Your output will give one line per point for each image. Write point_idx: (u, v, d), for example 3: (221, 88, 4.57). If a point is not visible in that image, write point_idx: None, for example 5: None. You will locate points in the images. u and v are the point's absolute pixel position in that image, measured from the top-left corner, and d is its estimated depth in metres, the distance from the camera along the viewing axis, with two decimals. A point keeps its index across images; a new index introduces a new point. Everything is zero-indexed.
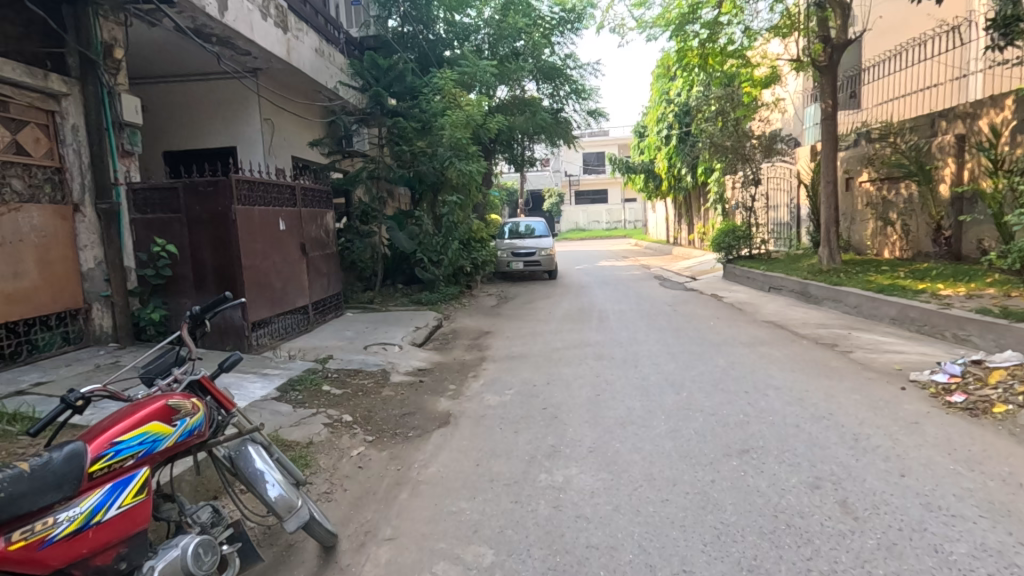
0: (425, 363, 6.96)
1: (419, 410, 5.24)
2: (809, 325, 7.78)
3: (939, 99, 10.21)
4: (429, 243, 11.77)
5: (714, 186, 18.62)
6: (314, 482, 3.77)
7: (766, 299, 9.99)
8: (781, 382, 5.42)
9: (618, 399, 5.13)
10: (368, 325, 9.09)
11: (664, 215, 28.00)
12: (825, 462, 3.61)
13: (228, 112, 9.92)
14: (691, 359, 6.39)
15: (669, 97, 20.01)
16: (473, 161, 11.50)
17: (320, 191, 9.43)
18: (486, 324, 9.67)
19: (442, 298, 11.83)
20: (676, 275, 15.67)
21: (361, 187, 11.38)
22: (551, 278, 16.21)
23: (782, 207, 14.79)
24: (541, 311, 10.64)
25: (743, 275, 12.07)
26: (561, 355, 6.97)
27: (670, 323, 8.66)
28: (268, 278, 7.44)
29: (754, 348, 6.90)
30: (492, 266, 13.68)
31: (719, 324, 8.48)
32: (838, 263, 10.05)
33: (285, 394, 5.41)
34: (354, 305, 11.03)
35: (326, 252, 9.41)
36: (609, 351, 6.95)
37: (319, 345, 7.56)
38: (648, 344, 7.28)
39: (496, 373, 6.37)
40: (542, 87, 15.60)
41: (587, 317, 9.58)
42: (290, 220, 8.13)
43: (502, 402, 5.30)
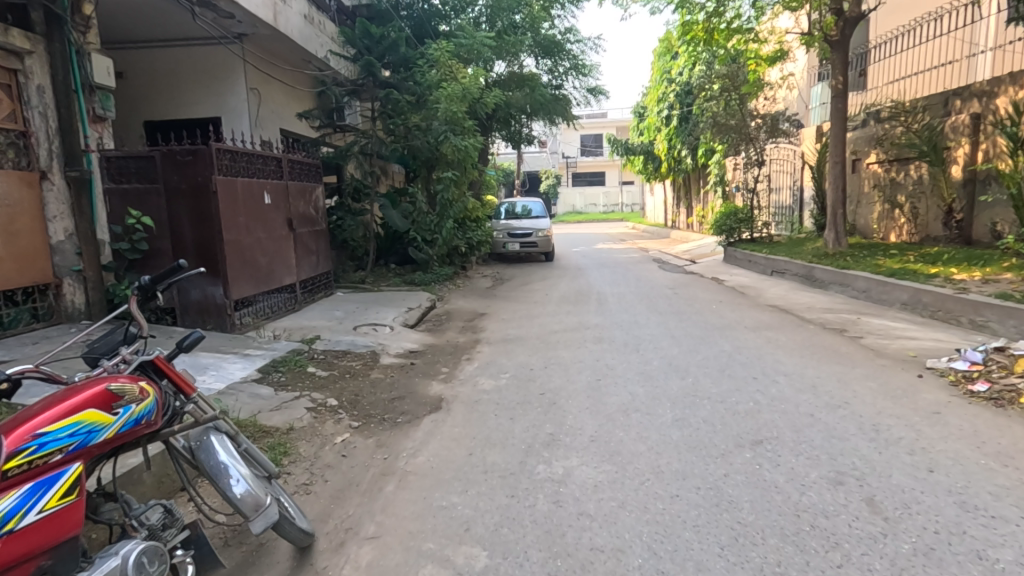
0: (416, 345, 6.65)
1: (409, 394, 4.95)
2: (815, 310, 7.52)
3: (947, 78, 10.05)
4: (423, 222, 11.39)
5: (715, 168, 18.25)
6: (293, 472, 3.48)
7: (769, 283, 9.71)
8: (791, 368, 5.15)
9: (620, 384, 4.85)
10: (358, 305, 8.76)
11: (663, 198, 27.63)
12: (845, 455, 3.35)
13: (212, 80, 9.45)
14: (695, 343, 6.12)
15: (671, 76, 19.50)
16: (469, 136, 11.08)
17: (309, 165, 9.02)
18: (481, 305, 9.34)
19: (436, 278, 11.49)
20: (675, 258, 15.39)
21: (352, 163, 10.95)
22: (548, 260, 15.89)
23: (785, 189, 14.45)
24: (537, 293, 10.34)
25: (744, 258, 11.78)
26: (559, 338, 6.69)
27: (671, 306, 8.38)
28: (253, 254, 7.10)
29: (760, 332, 6.63)
30: (488, 246, 13.31)
31: (721, 308, 8.20)
32: (844, 247, 9.75)
33: (267, 376, 5.10)
34: (344, 284, 10.68)
35: (315, 229, 9.01)
36: (609, 334, 6.66)
37: (306, 325, 7.24)
38: (649, 327, 7.01)
39: (491, 356, 6.07)
40: (541, 62, 15.09)
41: (585, 299, 9.29)
42: (278, 194, 7.80)
43: (497, 387, 5.01)
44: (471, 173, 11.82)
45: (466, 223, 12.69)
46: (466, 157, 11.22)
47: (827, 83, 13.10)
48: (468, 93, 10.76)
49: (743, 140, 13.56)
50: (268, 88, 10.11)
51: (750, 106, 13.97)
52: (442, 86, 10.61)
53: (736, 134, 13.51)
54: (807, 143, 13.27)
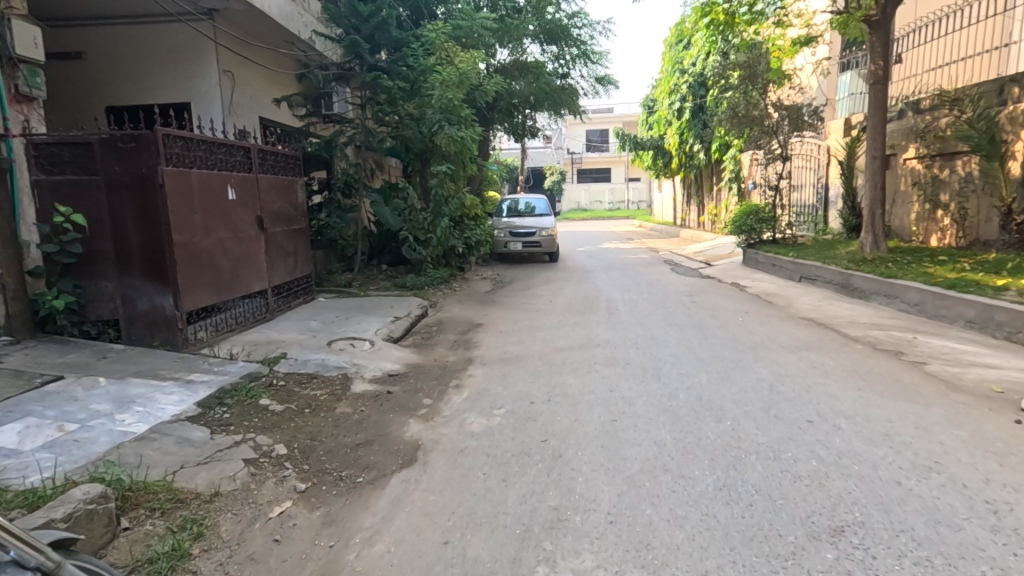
0: (398, 366, 5.70)
1: (380, 437, 3.99)
2: (860, 326, 6.56)
3: (976, 70, 9.10)
4: (416, 221, 10.37)
5: (729, 163, 17.46)
6: (198, 571, 2.55)
7: (799, 291, 8.72)
8: (852, 407, 4.18)
9: (641, 429, 3.89)
10: (339, 314, 7.81)
11: (672, 195, 26.57)
12: (966, 561, 2.40)
13: (179, 61, 8.51)
14: (727, 369, 5.15)
15: (683, 67, 18.63)
16: (466, 126, 10.12)
17: (286, 157, 8.07)
18: (479, 314, 8.40)
19: (430, 282, 10.47)
20: (688, 260, 14.35)
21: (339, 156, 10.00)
22: (552, 261, 14.88)
23: (807, 187, 13.37)
24: (540, 299, 9.36)
25: (767, 262, 10.75)
26: (564, 359, 5.73)
27: (692, 318, 7.40)
28: (213, 258, 6.16)
29: (800, 354, 5.66)
30: (488, 246, 12.30)
31: (749, 321, 7.21)
32: (884, 252, 8.69)
33: (206, 413, 4.14)
34: (328, 287, 9.72)
35: (292, 228, 8.04)
36: (623, 356, 5.69)
37: (274, 341, 6.30)
38: (671, 345, 6.05)
39: (484, 382, 5.12)
40: (546, 49, 14.02)
41: (593, 308, 8.31)
42: (247, 190, 6.85)
43: (489, 428, 4.06)
44: (470, 168, 10.85)
45: (463, 221, 11.68)
46: (464, 151, 10.25)
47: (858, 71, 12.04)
48: (467, 78, 9.95)
49: (765, 133, 12.50)
50: (245, 72, 9.15)
51: (773, 96, 12.82)
52: (438, 70, 9.82)
53: (759, 126, 12.43)
54: (834, 138, 12.22)
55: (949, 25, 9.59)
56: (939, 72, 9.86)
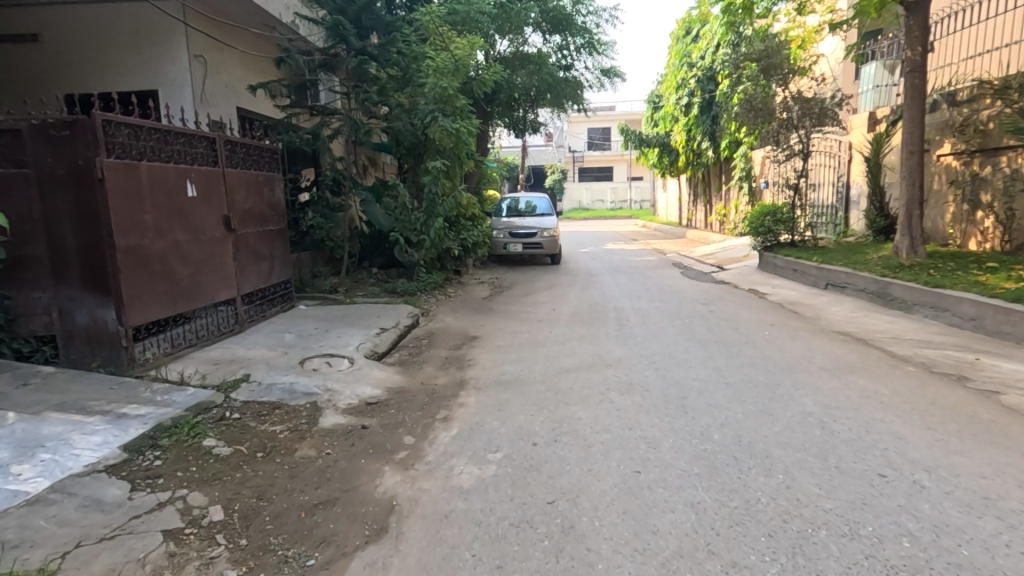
0: (378, 391, 4.91)
1: (346, 493, 3.19)
2: (908, 344, 5.77)
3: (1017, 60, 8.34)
4: (407, 221, 9.50)
5: (741, 161, 16.66)
6: None
7: (827, 300, 7.92)
8: (929, 455, 3.39)
9: (673, 487, 3.10)
10: (319, 325, 6.99)
11: (677, 194, 25.76)
12: None
13: (143, 43, 7.70)
14: (766, 400, 4.35)
15: (692, 60, 17.96)
16: (462, 118, 9.31)
17: (261, 151, 7.27)
18: (475, 324, 7.60)
19: (422, 287, 9.66)
20: (699, 262, 13.54)
21: (325, 150, 9.20)
22: (554, 264, 14.07)
23: (827, 186, 12.53)
24: (542, 308, 8.57)
25: (787, 267, 9.91)
26: (572, 384, 4.92)
27: (714, 332, 6.59)
28: (168, 264, 5.36)
29: (845, 378, 4.89)
30: (487, 249, 11.47)
31: (777, 336, 6.40)
32: (923, 257, 7.88)
33: (131, 461, 3.35)
34: (311, 293, 8.90)
35: (267, 230, 7.25)
36: (640, 381, 4.90)
37: (237, 361, 5.48)
38: (694, 367, 5.24)
39: (478, 414, 4.32)
40: (549, 39, 13.22)
41: (601, 318, 7.51)
42: (212, 186, 6.06)
43: (482, 482, 3.26)
44: (467, 165, 10.04)
45: (459, 222, 10.83)
46: (460, 145, 9.47)
47: (884, 61, 11.27)
48: (461, 66, 9.33)
49: (784, 128, 11.68)
50: (220, 58, 8.33)
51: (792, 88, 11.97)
52: (430, 57, 9.16)
53: (777, 120, 11.65)
54: (857, 134, 11.41)
55: (990, 8, 8.75)
56: (982, 59, 9.01)
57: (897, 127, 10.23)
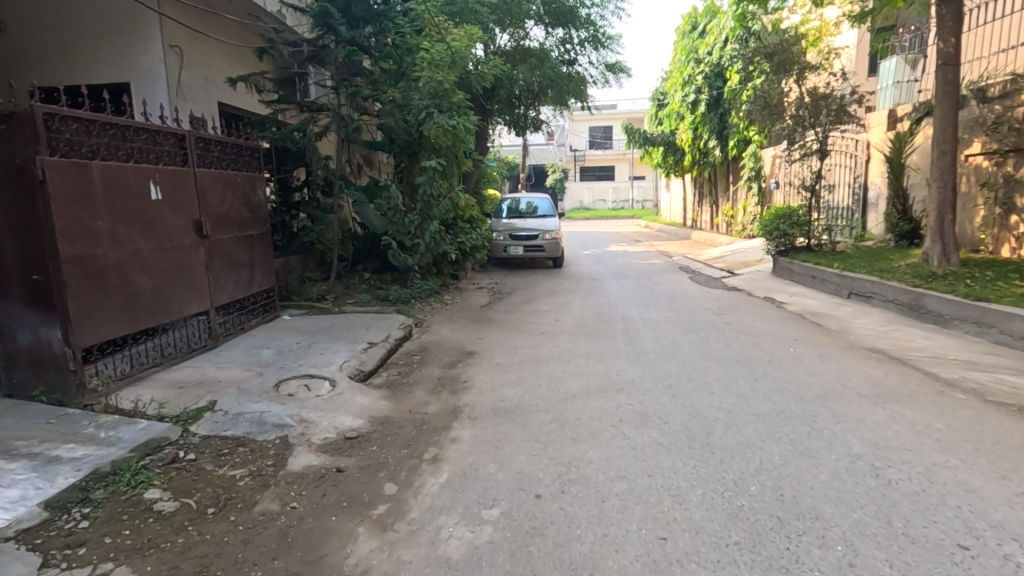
0: (360, 422, 4.34)
1: (309, 567, 2.62)
2: (951, 365, 5.20)
3: None
4: (399, 224, 8.89)
5: (750, 161, 16.06)
6: None
7: (852, 312, 7.33)
8: (1014, 518, 2.82)
9: (708, 563, 2.53)
10: (301, 340, 6.40)
11: (682, 194, 25.16)
12: None
13: (113, 32, 7.10)
14: (805, 439, 3.77)
15: (698, 56, 17.38)
16: (459, 114, 8.70)
17: (241, 150, 6.70)
18: (472, 338, 7.02)
19: (417, 294, 9.06)
20: (708, 266, 12.96)
21: (312, 149, 8.57)
22: (556, 267, 13.49)
23: (841, 187, 11.94)
24: (544, 318, 7.99)
25: (806, 274, 9.31)
26: (579, 414, 4.34)
27: (733, 350, 6.01)
28: (127, 275, 4.79)
29: (891, 408, 4.30)
30: (487, 252, 10.88)
31: (804, 354, 5.82)
32: (956, 265, 7.30)
33: (51, 523, 2.80)
34: (297, 301, 8.30)
35: (246, 236, 6.68)
36: (657, 412, 4.32)
37: (205, 384, 4.89)
38: (717, 394, 4.66)
39: (473, 454, 3.75)
40: (552, 33, 12.62)
41: (608, 331, 6.93)
42: (181, 188, 5.49)
43: (476, 552, 2.69)
44: (466, 164, 9.41)
45: (456, 224, 10.23)
46: (458, 144, 8.86)
47: (904, 56, 10.70)
48: (460, 59, 8.63)
49: (800, 125, 10.98)
50: (199, 49, 7.74)
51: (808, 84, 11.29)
52: (425, 49, 8.54)
53: (790, 117, 11.06)
54: (876, 132, 10.82)
55: None
56: (1018, 51, 8.37)
57: (921, 125, 9.63)
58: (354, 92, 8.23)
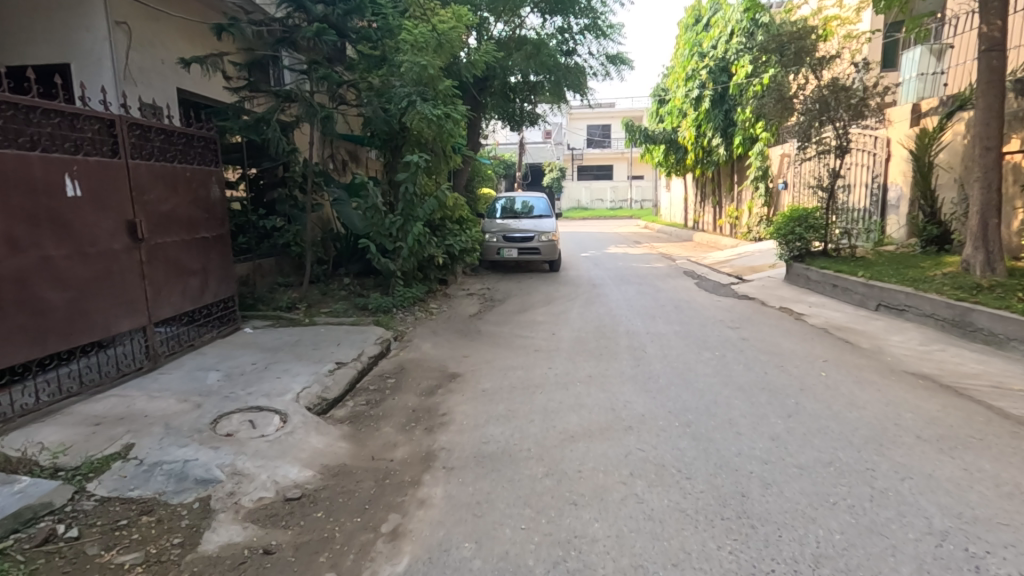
0: (309, 473, 3.50)
1: None
2: (1018, 397, 4.43)
3: None
4: (378, 225, 7.95)
5: (757, 159, 15.27)
6: None
7: (884, 328, 6.54)
8: None
9: None
10: (257, 360, 5.55)
11: (683, 194, 24.37)
12: None
13: (50, 5, 6.23)
14: (869, 507, 2.95)
15: (703, 50, 16.62)
16: (446, 104, 7.82)
17: (192, 140, 5.83)
18: (456, 356, 6.18)
19: (399, 302, 8.21)
20: (715, 271, 12.17)
21: (275, 141, 7.58)
22: (553, 271, 12.67)
23: (858, 188, 11.18)
24: (539, 331, 7.19)
25: (825, 282, 8.51)
26: (580, 465, 3.52)
27: (755, 374, 5.19)
28: (31, 287, 3.95)
29: (964, 458, 3.50)
30: (478, 257, 9.98)
31: (839, 381, 5.02)
32: (1002, 275, 6.52)
33: None
34: (263, 311, 7.42)
35: (196, 238, 5.82)
36: (677, 462, 3.50)
37: (127, 419, 4.05)
38: (747, 437, 3.84)
39: (445, 526, 2.92)
40: (550, 20, 11.79)
41: (611, 349, 6.13)
42: (110, 182, 4.63)
43: None
44: (454, 160, 8.51)
45: (444, 225, 9.38)
46: (445, 137, 7.96)
47: (929, 47, 9.98)
48: (446, 42, 7.77)
49: (815, 120, 10.10)
50: (152, 27, 6.86)
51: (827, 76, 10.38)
52: (408, 30, 7.64)
53: (805, 111, 10.19)
54: (898, 128, 10.03)
55: None
56: None
57: (952, 121, 8.83)
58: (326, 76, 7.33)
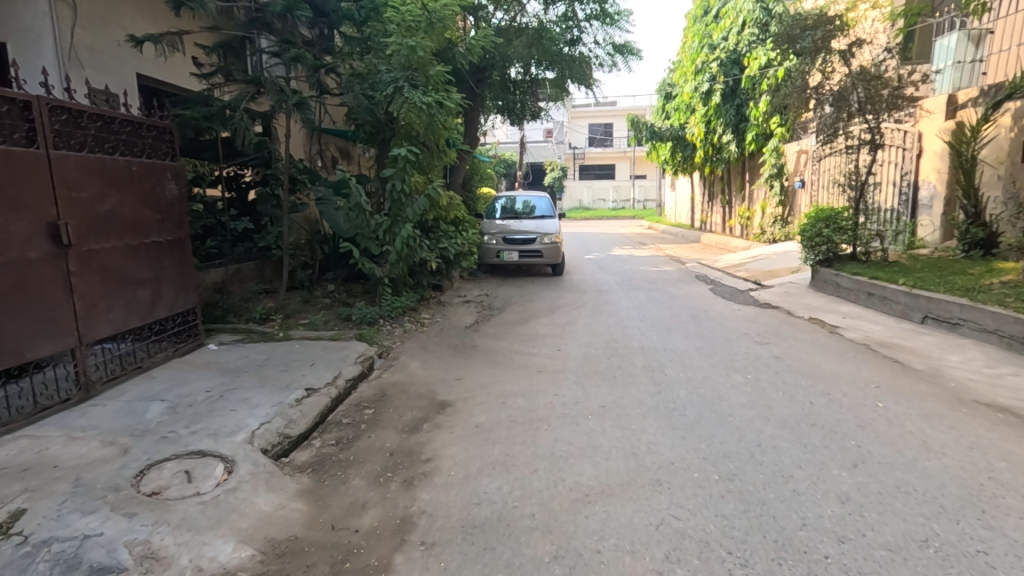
0: (248, 552, 2.69)
1: None
2: None
3: None
4: (363, 227, 7.12)
5: (771, 156, 14.43)
6: None
7: (937, 345, 5.73)
8: None
9: None
10: (214, 385, 4.73)
11: (689, 194, 23.55)
12: None
13: None
14: None
15: (712, 42, 15.77)
16: (438, 91, 7.01)
17: (141, 128, 5.02)
18: (447, 378, 5.36)
19: (387, 312, 7.38)
20: (731, 275, 11.35)
21: (243, 132, 6.71)
22: (556, 275, 11.85)
23: (885, 186, 10.36)
24: (543, 346, 6.38)
25: (859, 290, 7.70)
26: (599, 543, 2.71)
27: (800, 406, 4.37)
28: None
29: None
30: (476, 260, 9.14)
31: (903, 414, 4.21)
32: None
33: None
34: (232, 324, 6.59)
35: (145, 243, 5.01)
36: (726, 541, 2.69)
37: (29, 471, 3.24)
38: (809, 500, 3.02)
39: None
40: (553, 6, 10.96)
41: (626, 371, 5.31)
42: (22, 176, 3.85)
43: None
44: (449, 155, 7.70)
45: (438, 227, 8.56)
46: (438, 129, 7.14)
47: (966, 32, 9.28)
48: (439, 22, 6.91)
49: (843, 113, 9.23)
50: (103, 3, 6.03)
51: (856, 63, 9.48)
52: (396, 9, 6.81)
53: (831, 101, 9.33)
54: (929, 121, 9.23)
55: None
56: None
57: (998, 112, 8.00)
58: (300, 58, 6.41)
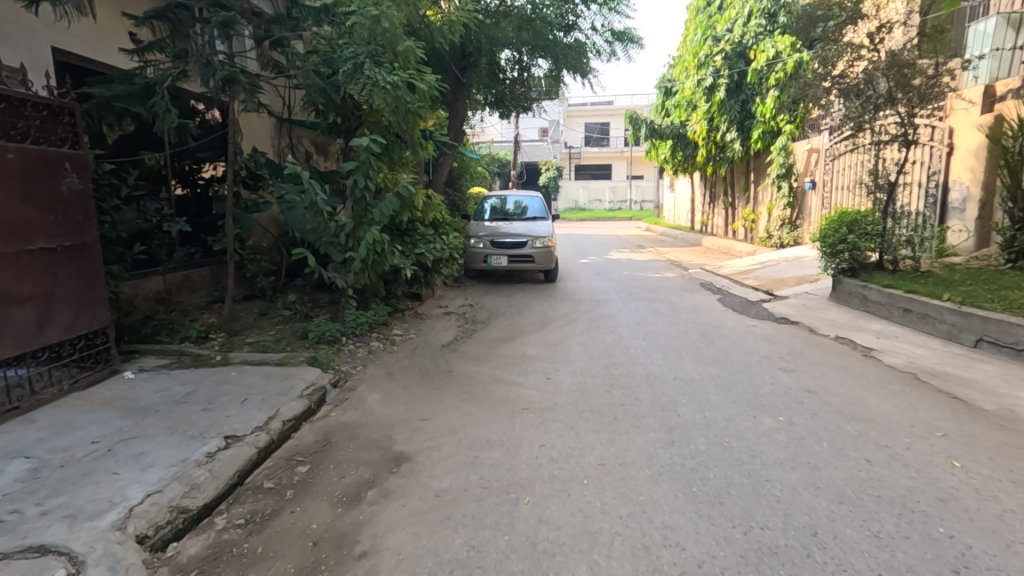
0: None
1: None
2: None
3: None
4: (321, 230, 6.13)
5: (779, 154, 13.41)
6: None
7: (1001, 377, 4.77)
8: None
9: None
10: (106, 434, 3.70)
11: (690, 195, 22.63)
12: None
13: None
14: None
15: (716, 33, 14.80)
16: (409, 71, 5.99)
17: (23, 104, 4.01)
18: (410, 418, 4.35)
19: (350, 329, 6.35)
20: (740, 283, 10.37)
21: (171, 114, 5.60)
22: (548, 281, 10.86)
23: (911, 188, 9.42)
24: (529, 372, 5.38)
25: (893, 304, 6.74)
26: None
27: (857, 467, 3.39)
28: None
29: None
30: (458, 268, 8.12)
31: (991, 480, 3.23)
32: None
33: None
34: (161, 345, 5.55)
35: (25, 250, 3.98)
36: None
37: None
38: None
39: None
40: None
41: (630, 410, 4.32)
42: None
43: None
44: (427, 148, 6.70)
45: (414, 230, 7.53)
46: (411, 117, 6.12)
47: (1006, 17, 8.38)
48: None
49: (871, 105, 8.22)
50: None
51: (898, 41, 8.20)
52: None
53: (856, 92, 8.32)
54: (965, 114, 8.30)
55: None
56: None
57: None
58: (236, 25, 5.36)
